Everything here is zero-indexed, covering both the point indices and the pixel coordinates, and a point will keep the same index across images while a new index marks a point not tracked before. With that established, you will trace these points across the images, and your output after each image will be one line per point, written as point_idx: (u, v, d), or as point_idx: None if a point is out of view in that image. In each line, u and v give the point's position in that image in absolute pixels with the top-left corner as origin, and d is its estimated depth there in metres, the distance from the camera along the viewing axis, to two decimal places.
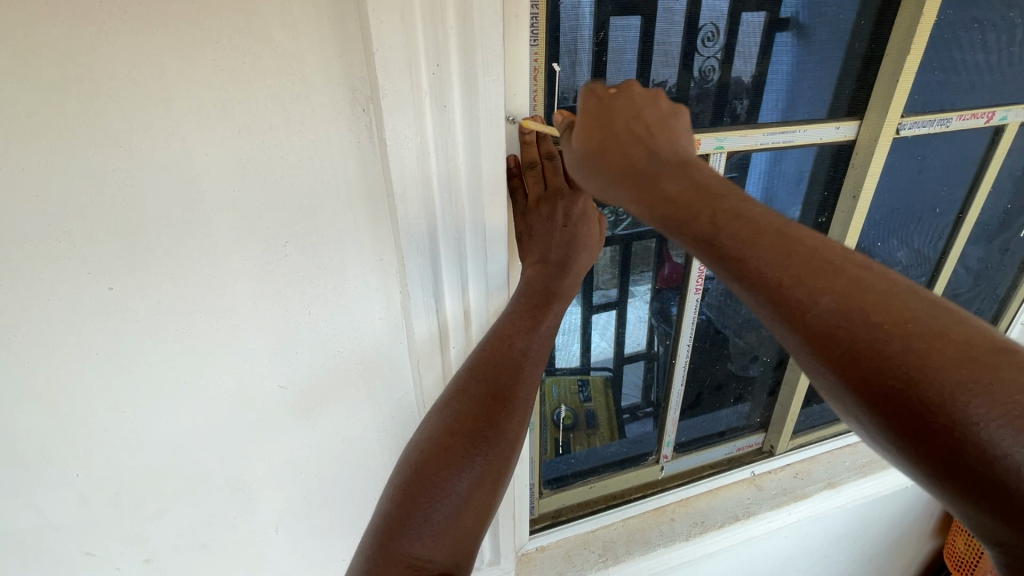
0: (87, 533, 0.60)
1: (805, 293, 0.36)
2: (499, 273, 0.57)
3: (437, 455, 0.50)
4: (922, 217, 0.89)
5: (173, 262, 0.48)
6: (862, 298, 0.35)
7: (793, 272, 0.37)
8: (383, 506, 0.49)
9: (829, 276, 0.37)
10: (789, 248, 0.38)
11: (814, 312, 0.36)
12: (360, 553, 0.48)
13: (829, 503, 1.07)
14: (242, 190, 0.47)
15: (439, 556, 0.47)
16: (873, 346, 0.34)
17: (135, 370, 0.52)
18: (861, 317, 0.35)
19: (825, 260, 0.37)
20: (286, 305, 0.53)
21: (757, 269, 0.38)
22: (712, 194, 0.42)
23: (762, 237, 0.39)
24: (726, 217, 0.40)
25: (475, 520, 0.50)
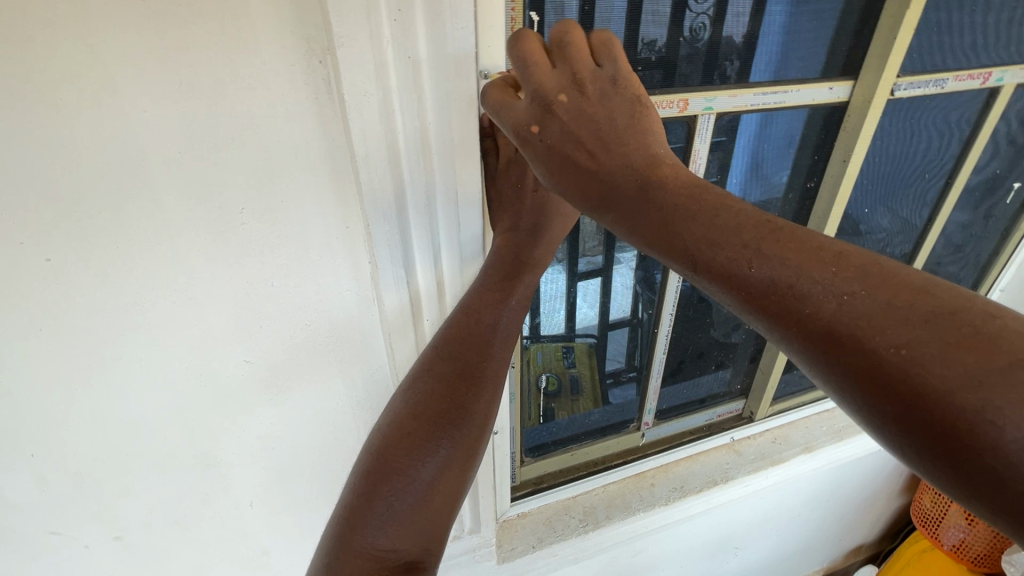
0: (50, 511, 0.58)
1: (799, 309, 0.31)
2: (473, 241, 0.54)
3: (400, 440, 0.49)
4: (910, 183, 0.88)
5: (118, 231, 0.45)
6: (866, 306, 0.30)
7: (779, 285, 0.32)
8: (346, 495, 0.48)
9: (825, 289, 0.31)
10: (771, 255, 0.33)
11: (807, 334, 0.31)
12: (324, 543, 0.47)
13: (804, 466, 1.10)
14: (189, 152, 0.43)
15: (404, 545, 0.46)
16: (880, 366, 0.29)
17: (86, 346, 0.49)
18: (861, 331, 0.29)
19: (820, 265, 0.32)
20: (248, 276, 0.50)
21: (739, 285, 0.33)
22: (679, 198, 0.37)
23: (742, 246, 0.34)
24: (698, 225, 0.36)
25: (442, 505, 0.49)
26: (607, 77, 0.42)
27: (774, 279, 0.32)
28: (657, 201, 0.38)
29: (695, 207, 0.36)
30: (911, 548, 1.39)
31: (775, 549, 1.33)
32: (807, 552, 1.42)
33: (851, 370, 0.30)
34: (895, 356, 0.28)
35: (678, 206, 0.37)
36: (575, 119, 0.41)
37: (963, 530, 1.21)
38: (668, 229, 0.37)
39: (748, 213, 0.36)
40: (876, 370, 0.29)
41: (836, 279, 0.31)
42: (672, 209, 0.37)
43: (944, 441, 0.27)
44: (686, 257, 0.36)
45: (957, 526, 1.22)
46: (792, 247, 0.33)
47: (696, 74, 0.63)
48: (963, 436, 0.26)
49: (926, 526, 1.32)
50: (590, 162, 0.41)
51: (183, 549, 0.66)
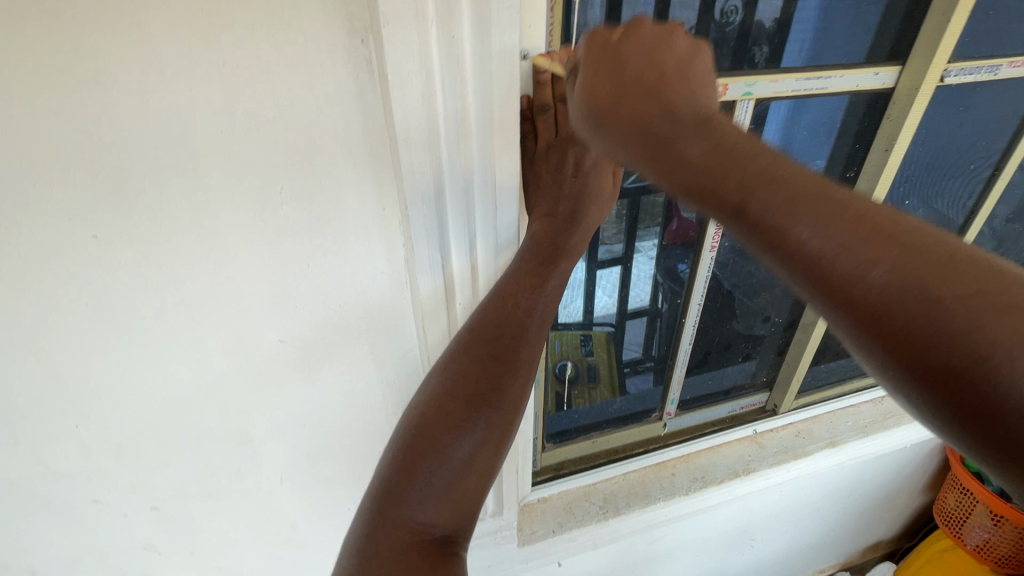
0: (93, 480, 0.60)
1: (850, 268, 0.31)
2: (509, 226, 0.54)
3: (439, 418, 0.49)
4: (954, 174, 0.85)
5: (161, 210, 0.45)
6: (924, 270, 0.29)
7: (826, 242, 0.31)
8: (381, 471, 0.49)
9: (882, 250, 0.30)
10: (827, 210, 0.32)
11: (856, 294, 0.30)
12: (360, 516, 0.48)
13: (827, 461, 1.08)
14: (231, 131, 0.43)
15: (440, 520, 0.48)
16: (933, 329, 0.29)
17: (128, 323, 0.50)
18: (918, 294, 0.29)
19: (878, 226, 0.31)
20: (285, 257, 0.50)
21: (790, 235, 0.32)
22: (736, 145, 0.35)
23: (788, 201, 0.32)
24: (751, 169, 0.34)
25: (477, 482, 0.50)
26: (660, 35, 0.42)
27: (822, 236, 0.31)
28: (713, 142, 0.36)
29: (752, 155, 0.35)
30: (931, 547, 1.37)
31: (792, 542, 1.32)
32: (823, 547, 1.41)
33: (900, 333, 0.29)
34: (954, 319, 0.28)
35: (731, 153, 0.35)
36: (636, 61, 0.41)
37: (988, 530, 1.18)
38: (716, 169, 0.35)
39: (804, 170, 0.34)
40: (930, 333, 0.29)
41: (883, 239, 0.30)
42: (727, 151, 0.35)
43: (970, 402, 0.28)
44: (737, 203, 0.34)
45: (982, 525, 1.20)
46: (840, 204, 0.32)
47: (734, 58, 0.62)
48: (996, 400, 0.27)
49: (950, 525, 1.30)
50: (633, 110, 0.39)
51: (215, 520, 0.68)
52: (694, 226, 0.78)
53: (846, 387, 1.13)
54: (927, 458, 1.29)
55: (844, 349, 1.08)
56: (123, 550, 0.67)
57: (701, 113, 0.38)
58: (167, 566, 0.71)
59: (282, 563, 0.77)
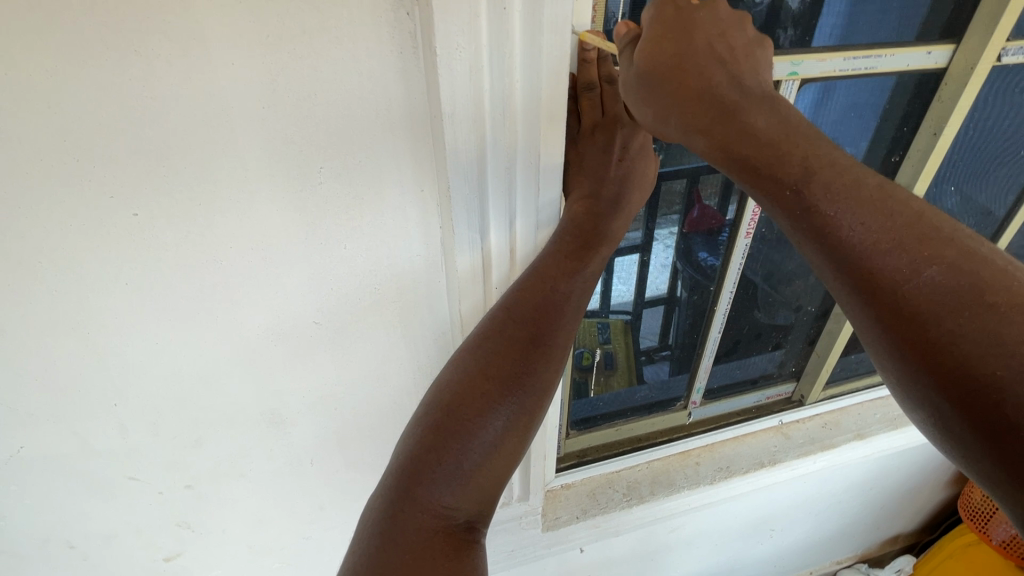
0: (131, 458, 0.60)
1: (870, 246, 0.38)
2: (551, 206, 0.52)
3: (471, 399, 0.48)
4: (1002, 160, 0.81)
5: (200, 188, 0.45)
6: (960, 284, 0.36)
7: (858, 231, 0.38)
8: (406, 448, 0.48)
9: (925, 264, 0.37)
10: (881, 223, 0.38)
11: (895, 298, 0.37)
12: (380, 493, 0.48)
13: (854, 453, 1.07)
14: (271, 108, 0.42)
15: (464, 504, 0.48)
16: (918, 301, 0.37)
17: (166, 302, 0.50)
18: (929, 285, 0.36)
19: (925, 241, 0.38)
20: (323, 239, 0.50)
21: (845, 243, 0.38)
22: (807, 157, 0.40)
23: (834, 184, 0.39)
24: (824, 177, 0.39)
25: (501, 468, 0.49)
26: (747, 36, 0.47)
27: (855, 218, 0.38)
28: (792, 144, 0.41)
29: (821, 167, 0.40)
30: (954, 541, 1.36)
31: (812, 533, 1.32)
32: (843, 538, 1.40)
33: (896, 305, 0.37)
34: (941, 298, 0.36)
35: (804, 164, 0.40)
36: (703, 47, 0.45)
37: (1015, 526, 1.17)
38: (767, 153, 0.41)
39: (867, 181, 0.40)
40: (956, 335, 0.35)
41: (908, 233, 0.38)
42: (804, 152, 0.40)
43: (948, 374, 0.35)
44: (805, 209, 0.39)
45: (1007, 522, 1.19)
46: (877, 198, 0.39)
47: (766, 38, 0.59)
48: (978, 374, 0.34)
49: (975, 520, 1.28)
50: (708, 87, 0.44)
51: (247, 500, 0.69)
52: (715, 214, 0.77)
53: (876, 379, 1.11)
54: None
55: None
56: (158, 527, 0.68)
57: (778, 119, 0.42)
58: (200, 543, 0.72)
59: (309, 543, 0.78)
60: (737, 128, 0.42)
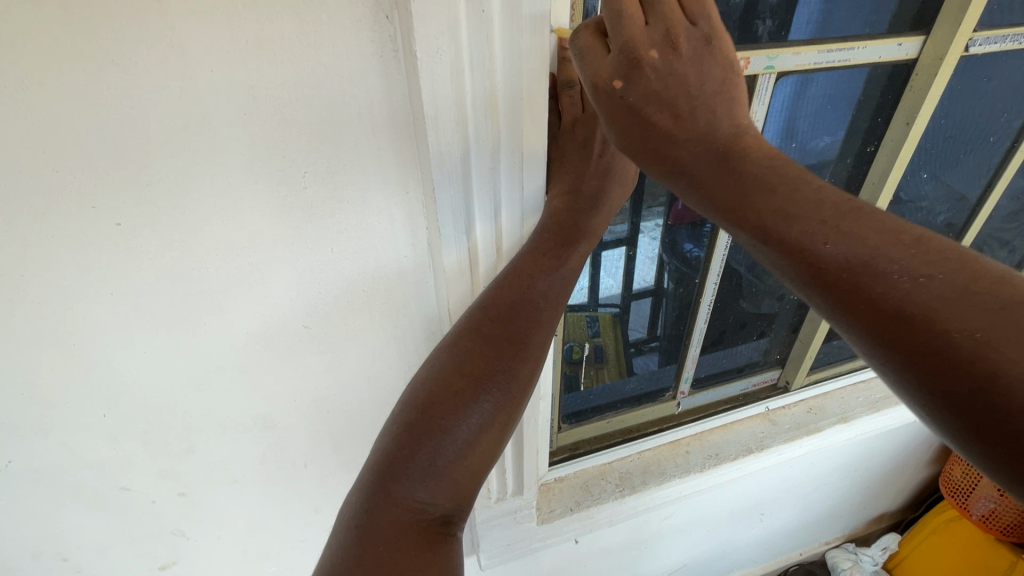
0: (121, 468, 0.60)
1: (877, 282, 0.33)
2: (534, 198, 0.53)
3: (444, 396, 0.48)
4: (972, 148, 0.84)
5: (182, 195, 0.44)
6: (943, 290, 0.31)
7: (853, 263, 0.34)
8: (382, 446, 0.48)
9: (902, 270, 0.33)
10: (848, 232, 0.35)
11: (873, 314, 0.33)
12: (357, 491, 0.47)
13: (840, 436, 1.09)
14: (254, 113, 0.42)
15: (439, 501, 0.47)
16: (941, 350, 0.30)
17: (152, 310, 0.50)
18: (932, 312, 0.31)
19: (898, 247, 0.33)
20: (311, 243, 0.50)
21: (811, 260, 0.35)
22: (762, 175, 0.38)
23: (820, 223, 0.35)
24: (774, 193, 0.37)
25: (478, 465, 0.49)
26: (700, 34, 0.42)
27: (845, 251, 0.34)
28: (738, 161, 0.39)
29: (776, 183, 0.38)
30: (936, 518, 1.40)
31: (800, 516, 1.35)
32: (830, 519, 1.43)
33: (915, 350, 0.31)
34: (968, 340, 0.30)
35: (758, 181, 0.38)
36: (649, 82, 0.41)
37: (994, 501, 1.21)
38: (737, 195, 0.38)
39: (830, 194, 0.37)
40: (942, 354, 0.30)
41: (913, 262, 0.33)
42: (756, 171, 0.39)
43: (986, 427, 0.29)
44: (759, 232, 0.37)
45: (987, 497, 1.23)
46: (870, 226, 0.35)
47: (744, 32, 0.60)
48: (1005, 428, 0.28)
49: (955, 497, 1.32)
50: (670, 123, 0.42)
51: (241, 505, 0.69)
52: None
53: (857, 363, 1.14)
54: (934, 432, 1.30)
55: None
56: (152, 536, 0.67)
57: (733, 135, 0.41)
58: (194, 550, 0.71)
59: (305, 545, 0.78)
60: (693, 154, 0.41)
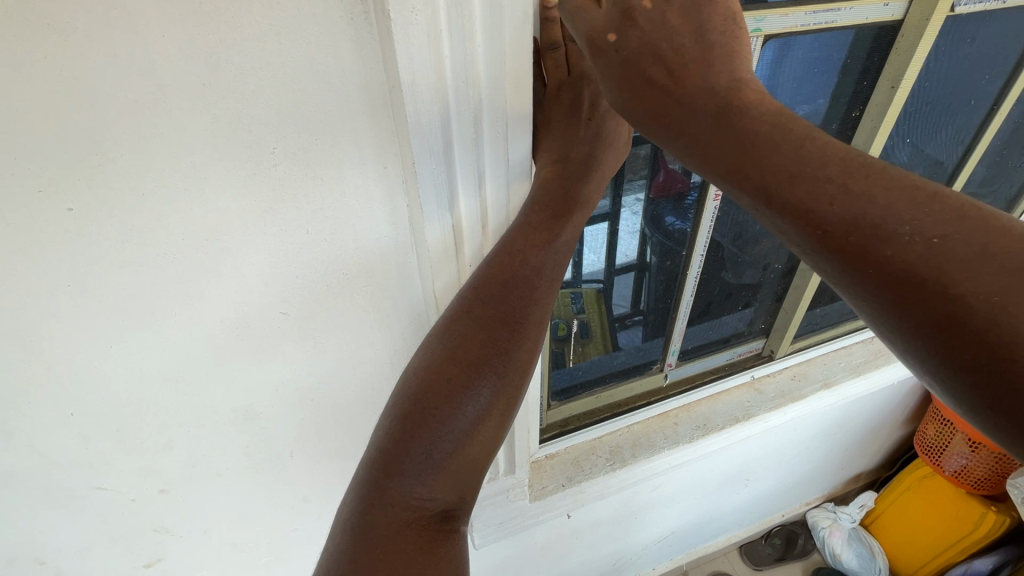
0: (96, 467, 0.57)
1: (887, 246, 0.30)
2: (520, 167, 0.51)
3: (438, 385, 0.46)
4: (955, 111, 0.83)
5: (140, 177, 0.41)
6: (959, 250, 0.29)
7: (862, 224, 0.31)
8: (376, 440, 0.46)
9: (913, 230, 0.30)
10: (857, 191, 0.32)
11: (884, 280, 0.30)
12: (352, 489, 0.46)
13: (822, 402, 1.12)
14: (214, 85, 0.39)
15: (439, 494, 0.46)
16: (949, 313, 0.28)
17: (116, 301, 0.47)
18: (948, 276, 0.29)
19: (911, 205, 0.31)
20: (284, 225, 0.47)
21: (815, 223, 0.32)
22: (766, 132, 0.35)
23: (828, 180, 0.32)
24: (780, 150, 0.34)
25: (478, 455, 0.48)
26: None
27: (853, 212, 0.31)
28: (738, 122, 0.36)
29: (781, 141, 0.34)
30: (911, 475, 1.44)
31: (784, 479, 1.38)
32: (812, 481, 1.48)
33: (926, 316, 0.29)
34: (983, 304, 0.27)
35: (761, 135, 0.35)
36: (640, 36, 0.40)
37: (966, 457, 1.27)
38: (739, 150, 0.35)
39: (836, 148, 0.34)
40: (955, 316, 0.28)
41: (926, 221, 0.30)
42: (754, 134, 0.35)
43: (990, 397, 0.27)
44: (763, 191, 0.34)
45: (959, 453, 1.29)
46: (883, 185, 0.32)
47: None
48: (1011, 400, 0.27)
49: (929, 454, 1.37)
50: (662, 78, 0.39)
51: (227, 499, 0.67)
52: (681, 177, 0.77)
53: (838, 330, 1.16)
54: (910, 393, 1.34)
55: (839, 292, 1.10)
56: (134, 534, 0.65)
57: (733, 88, 0.38)
58: (180, 546, 0.69)
59: (297, 535, 0.77)
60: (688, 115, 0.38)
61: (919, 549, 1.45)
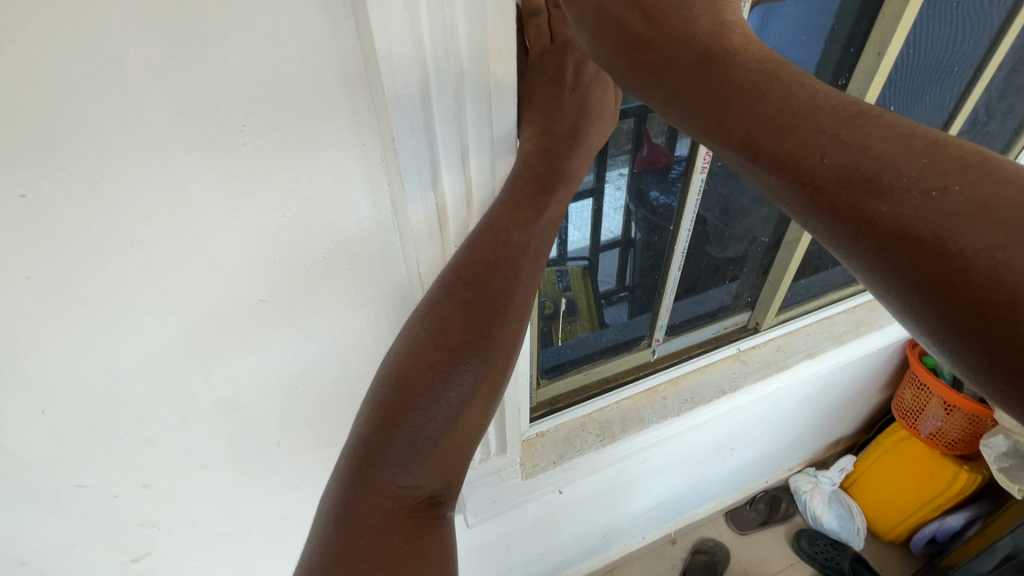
0: (74, 465, 0.55)
1: (873, 208, 0.28)
2: (505, 140, 0.49)
3: (420, 371, 0.45)
4: (938, 78, 0.83)
5: (99, 160, 0.38)
6: (957, 205, 0.26)
7: (851, 176, 0.28)
8: (358, 429, 0.45)
9: (910, 183, 0.27)
10: (846, 142, 0.29)
11: (875, 236, 0.28)
12: (335, 478, 0.45)
13: (806, 370, 1.14)
14: (172, 56, 0.36)
15: (423, 482, 0.45)
16: (945, 272, 0.26)
17: (82, 293, 0.44)
18: (943, 234, 0.26)
19: (909, 154, 0.28)
20: (258, 207, 0.45)
21: (804, 178, 0.29)
22: (752, 82, 0.32)
23: (818, 133, 0.30)
24: (769, 100, 0.31)
25: (464, 440, 0.47)
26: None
27: (838, 164, 0.29)
28: (726, 69, 0.33)
29: (768, 89, 0.32)
30: (888, 438, 1.47)
31: (767, 447, 1.42)
32: (795, 447, 1.52)
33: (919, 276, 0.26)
34: (994, 264, 0.24)
35: (748, 87, 0.32)
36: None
37: (941, 420, 1.31)
38: (733, 99, 0.32)
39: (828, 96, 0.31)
40: (969, 278, 0.25)
41: (927, 170, 0.27)
42: (745, 86, 0.32)
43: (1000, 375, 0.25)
44: (747, 145, 0.32)
45: (934, 416, 1.33)
46: (867, 135, 0.29)
47: None
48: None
49: (906, 419, 1.41)
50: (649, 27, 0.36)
51: (214, 491, 0.66)
52: (665, 150, 0.75)
53: (821, 301, 1.18)
54: (889, 360, 1.37)
55: (822, 263, 1.11)
56: (119, 530, 0.64)
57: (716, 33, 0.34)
58: (168, 539, 0.68)
59: (287, 523, 0.76)
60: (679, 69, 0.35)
61: (895, 508, 1.50)
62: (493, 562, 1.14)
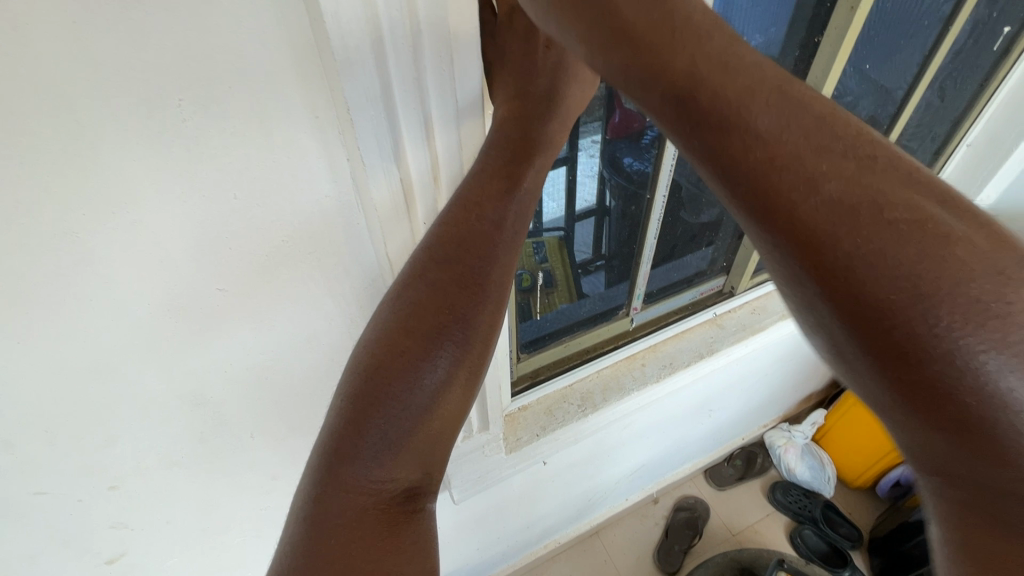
0: (31, 472, 0.52)
1: (794, 181, 0.26)
2: (472, 104, 0.46)
3: (392, 358, 0.43)
4: (908, 32, 0.82)
5: (14, 142, 0.34)
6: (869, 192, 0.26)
7: (780, 152, 0.27)
8: (330, 421, 0.43)
9: (832, 168, 0.26)
10: (778, 115, 0.28)
11: (796, 217, 0.26)
12: (308, 473, 0.43)
13: (781, 332, 1.15)
14: (89, 22, 0.31)
15: (398, 475, 0.44)
16: (855, 258, 0.25)
17: (15, 291, 0.40)
18: (856, 221, 0.25)
19: (831, 141, 0.27)
20: (206, 189, 0.41)
21: (733, 146, 0.28)
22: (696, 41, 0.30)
23: (755, 102, 0.28)
24: (716, 64, 0.29)
25: (442, 430, 0.45)
26: None
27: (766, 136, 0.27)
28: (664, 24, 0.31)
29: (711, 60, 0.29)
30: None
31: (744, 406, 1.46)
32: (770, 405, 1.57)
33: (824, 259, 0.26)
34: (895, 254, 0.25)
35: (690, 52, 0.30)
36: None
37: None
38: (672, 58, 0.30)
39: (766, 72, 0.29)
40: (869, 264, 0.25)
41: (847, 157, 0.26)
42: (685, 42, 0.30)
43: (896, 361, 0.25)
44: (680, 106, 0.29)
45: None
46: (803, 114, 0.28)
47: None
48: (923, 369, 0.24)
49: None
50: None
51: (187, 486, 0.63)
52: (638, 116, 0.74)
53: None
54: None
55: None
56: (88, 534, 0.61)
57: None
58: (142, 538, 0.66)
59: (269, 513, 0.74)
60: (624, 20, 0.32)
61: (862, 457, 1.57)
62: (481, 534, 1.15)
